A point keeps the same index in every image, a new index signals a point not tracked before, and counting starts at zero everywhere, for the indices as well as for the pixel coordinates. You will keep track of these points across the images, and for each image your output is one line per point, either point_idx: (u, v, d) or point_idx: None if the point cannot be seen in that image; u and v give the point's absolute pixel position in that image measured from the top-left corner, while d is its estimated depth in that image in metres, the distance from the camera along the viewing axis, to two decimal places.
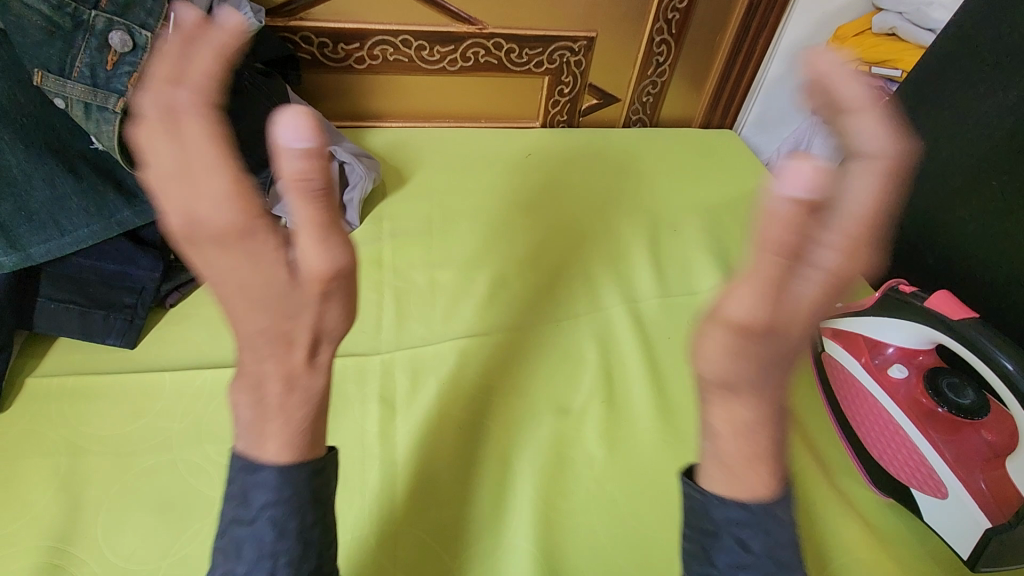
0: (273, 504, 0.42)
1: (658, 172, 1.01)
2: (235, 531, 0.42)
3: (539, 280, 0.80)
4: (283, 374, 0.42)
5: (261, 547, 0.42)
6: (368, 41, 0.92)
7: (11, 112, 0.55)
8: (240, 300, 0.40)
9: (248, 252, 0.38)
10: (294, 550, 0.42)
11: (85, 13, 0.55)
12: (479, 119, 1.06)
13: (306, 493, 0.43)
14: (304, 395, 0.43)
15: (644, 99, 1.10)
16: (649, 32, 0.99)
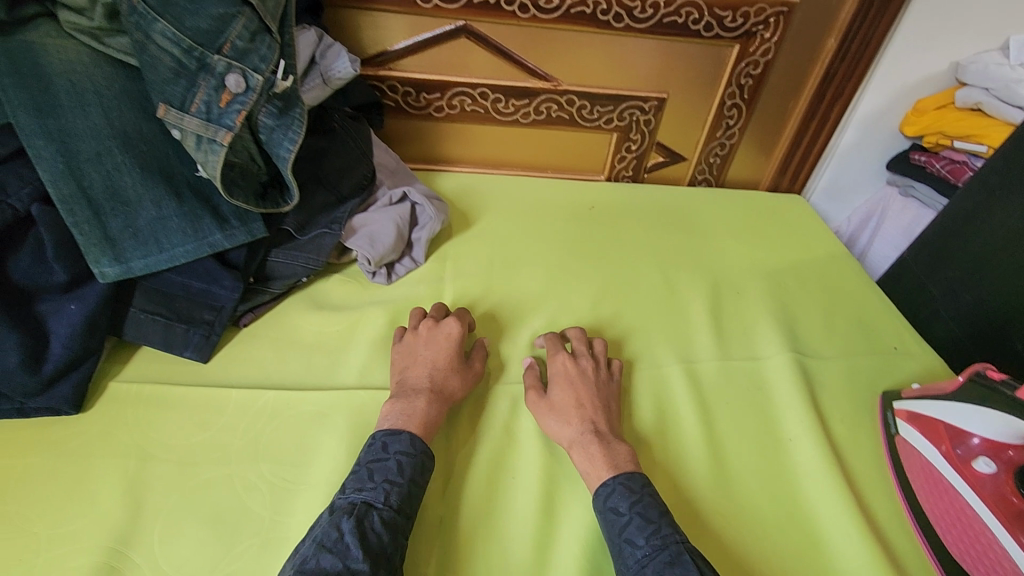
0: (404, 452, 0.57)
1: (723, 234, 1.00)
2: (370, 469, 0.56)
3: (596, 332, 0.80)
4: (429, 397, 0.63)
5: (387, 474, 0.56)
6: (448, 91, 0.97)
7: (133, 139, 0.61)
8: (425, 364, 0.66)
9: (452, 348, 0.68)
10: (405, 486, 0.56)
11: (208, 56, 0.60)
12: (547, 170, 1.09)
13: (426, 453, 0.59)
14: (432, 406, 0.62)
15: (712, 160, 1.10)
16: (719, 96, 1.01)
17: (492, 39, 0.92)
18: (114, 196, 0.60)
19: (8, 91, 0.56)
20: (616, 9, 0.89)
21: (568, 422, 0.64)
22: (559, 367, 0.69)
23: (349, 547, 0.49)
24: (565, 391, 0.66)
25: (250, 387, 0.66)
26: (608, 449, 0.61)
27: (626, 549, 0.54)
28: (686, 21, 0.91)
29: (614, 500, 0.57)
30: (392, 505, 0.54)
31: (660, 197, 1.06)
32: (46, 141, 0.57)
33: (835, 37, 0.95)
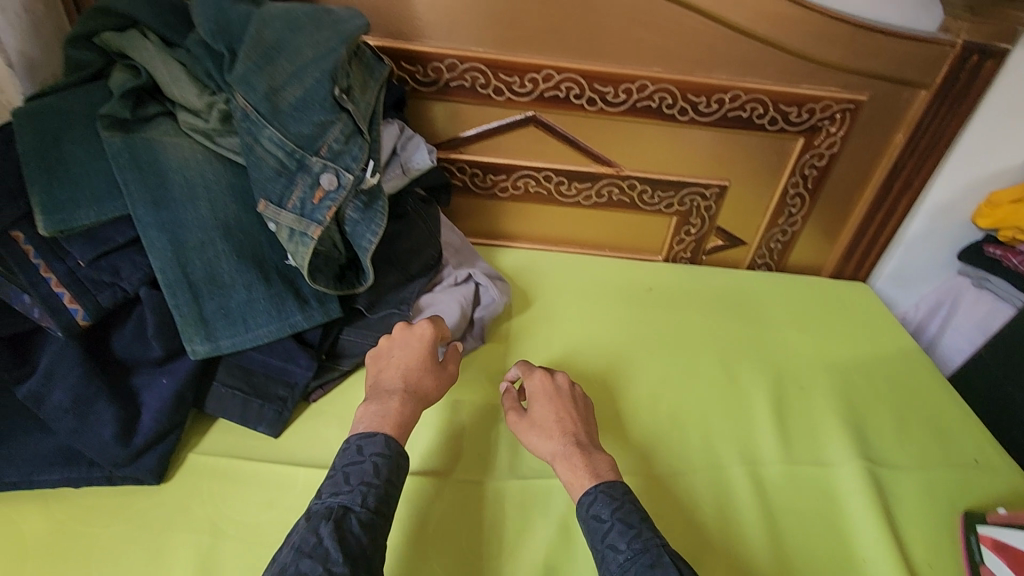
0: (379, 454, 0.60)
1: (784, 324, 0.99)
2: (346, 473, 0.59)
3: (655, 425, 0.79)
4: (405, 396, 0.66)
5: (363, 476, 0.58)
6: (513, 174, 1.01)
7: (233, 229, 0.66)
8: (399, 365, 0.69)
9: (424, 348, 0.70)
10: (381, 487, 0.58)
11: (307, 158, 0.67)
12: (605, 248, 1.11)
13: (399, 453, 0.62)
14: (408, 406, 0.65)
15: (773, 244, 1.09)
16: (783, 185, 1.01)
17: (559, 128, 0.96)
18: (211, 281, 0.65)
19: (132, 187, 0.62)
20: (681, 104, 0.92)
21: (551, 436, 0.68)
22: (536, 382, 0.74)
23: (329, 550, 0.52)
24: (544, 406, 0.71)
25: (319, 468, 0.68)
26: (589, 460, 0.65)
27: (609, 555, 0.58)
28: (751, 115, 0.93)
29: (598, 507, 0.61)
30: (368, 507, 0.56)
31: (721, 282, 1.06)
32: (158, 231, 0.63)
33: (904, 133, 0.95)
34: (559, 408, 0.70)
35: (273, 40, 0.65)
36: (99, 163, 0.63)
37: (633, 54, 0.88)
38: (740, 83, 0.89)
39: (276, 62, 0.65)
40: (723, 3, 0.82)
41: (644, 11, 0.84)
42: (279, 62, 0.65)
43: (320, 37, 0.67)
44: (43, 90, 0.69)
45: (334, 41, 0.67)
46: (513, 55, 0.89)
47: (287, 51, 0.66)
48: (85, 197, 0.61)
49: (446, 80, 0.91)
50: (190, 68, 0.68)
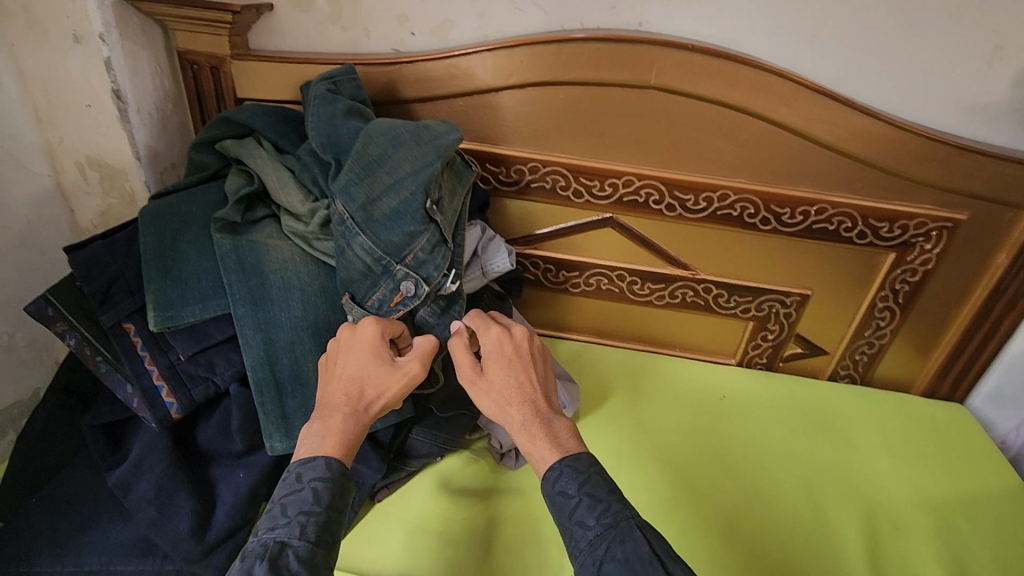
0: (319, 479, 0.55)
1: (873, 449, 0.91)
2: (285, 504, 0.54)
3: (731, 559, 0.73)
4: (348, 408, 0.59)
5: (302, 506, 0.53)
6: (586, 272, 1.02)
7: (321, 329, 0.68)
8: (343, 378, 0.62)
9: (367, 355, 0.63)
10: (324, 514, 0.54)
11: (393, 265, 0.69)
12: (675, 348, 1.08)
13: (344, 475, 0.56)
14: (351, 421, 0.59)
15: (857, 356, 1.03)
16: (871, 297, 0.96)
17: (636, 230, 0.96)
18: (296, 379, 0.67)
19: (235, 286, 0.66)
20: (764, 214, 0.90)
21: (509, 405, 0.63)
22: (494, 341, 0.68)
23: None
24: (503, 369, 0.65)
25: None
26: (548, 427, 0.62)
27: (577, 531, 0.56)
28: (838, 228, 0.90)
29: (565, 482, 0.58)
30: (308, 539, 0.52)
31: (800, 394, 1.00)
32: (250, 328, 0.65)
33: (1007, 254, 0.89)
34: (513, 373, 0.65)
35: (375, 153, 0.70)
36: (209, 261, 0.67)
37: (717, 164, 0.88)
38: (827, 196, 0.87)
39: (375, 174, 0.70)
40: (812, 122, 0.82)
41: (730, 126, 0.85)
42: (378, 174, 0.70)
43: (418, 152, 0.71)
44: (166, 189, 0.76)
45: (430, 156, 0.70)
46: (595, 161, 0.91)
47: (386, 164, 0.70)
48: (191, 293, 0.65)
49: (528, 182, 0.94)
50: (298, 174, 0.73)
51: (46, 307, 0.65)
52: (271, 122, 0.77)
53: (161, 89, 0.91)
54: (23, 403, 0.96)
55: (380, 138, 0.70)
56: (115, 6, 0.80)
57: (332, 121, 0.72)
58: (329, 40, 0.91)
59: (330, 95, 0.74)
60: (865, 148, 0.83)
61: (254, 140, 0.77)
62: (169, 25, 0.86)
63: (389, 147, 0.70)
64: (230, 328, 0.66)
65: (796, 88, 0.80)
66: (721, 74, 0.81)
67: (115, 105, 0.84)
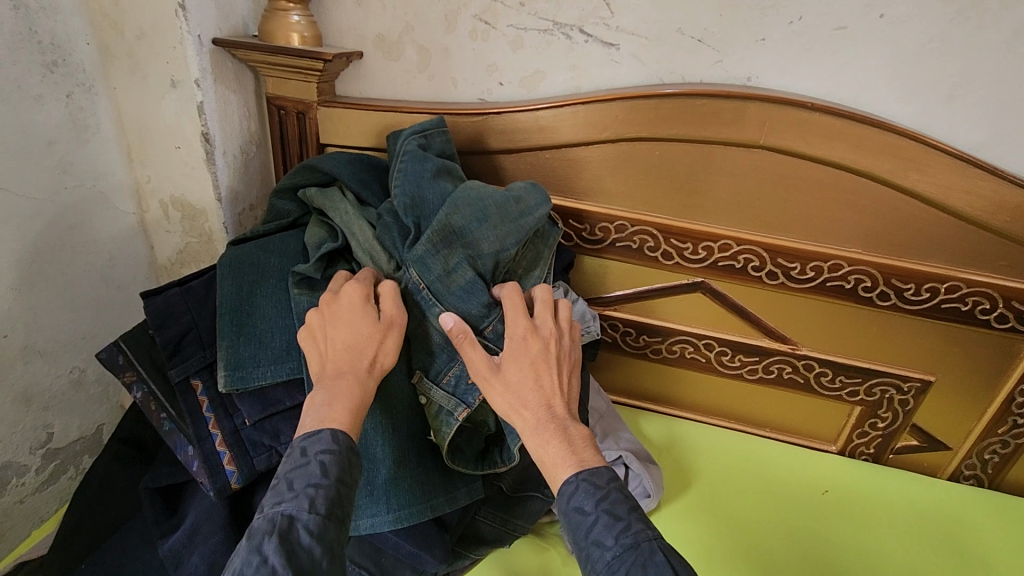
0: (326, 451, 0.52)
1: (1013, 568, 0.77)
2: (290, 478, 0.50)
3: None
4: (352, 376, 0.56)
5: (309, 479, 0.50)
6: (670, 338, 0.93)
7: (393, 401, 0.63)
8: (338, 342, 0.58)
9: (358, 315, 0.59)
10: (333, 487, 0.50)
11: None
12: (765, 427, 0.97)
13: (351, 448, 0.53)
14: (356, 388, 0.56)
15: (987, 455, 0.89)
16: (1009, 390, 0.83)
17: (730, 298, 0.87)
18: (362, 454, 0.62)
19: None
20: (883, 288, 0.80)
21: (523, 409, 0.57)
22: (519, 334, 0.61)
23: (276, 568, 0.44)
24: (522, 369, 0.59)
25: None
26: (564, 437, 0.56)
27: (594, 552, 0.50)
28: (972, 309, 0.79)
29: (581, 497, 0.52)
30: (319, 513, 0.49)
31: (913, 492, 0.88)
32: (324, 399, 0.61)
33: None
34: (529, 372, 0.59)
35: (457, 224, 0.65)
36: (284, 317, 0.64)
37: (830, 232, 0.79)
38: (959, 273, 0.77)
39: (455, 248, 0.65)
40: (950, 191, 0.73)
41: (848, 191, 0.76)
42: (459, 249, 0.65)
43: (502, 231, 0.66)
44: (244, 236, 0.74)
45: (513, 239, 0.66)
46: (690, 222, 0.83)
47: (469, 239, 0.65)
48: (261, 355, 0.61)
49: (613, 240, 0.88)
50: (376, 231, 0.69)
51: (118, 356, 0.63)
52: (354, 174, 0.74)
53: (246, 133, 0.90)
54: (86, 439, 0.95)
55: (465, 209, 0.65)
56: (211, 52, 0.80)
57: (417, 184, 0.68)
58: (414, 88, 0.89)
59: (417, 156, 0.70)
60: (1011, 221, 0.72)
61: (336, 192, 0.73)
62: (260, 70, 0.86)
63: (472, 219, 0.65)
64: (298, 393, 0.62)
65: (932, 152, 0.71)
66: (842, 135, 0.73)
67: (202, 147, 0.83)
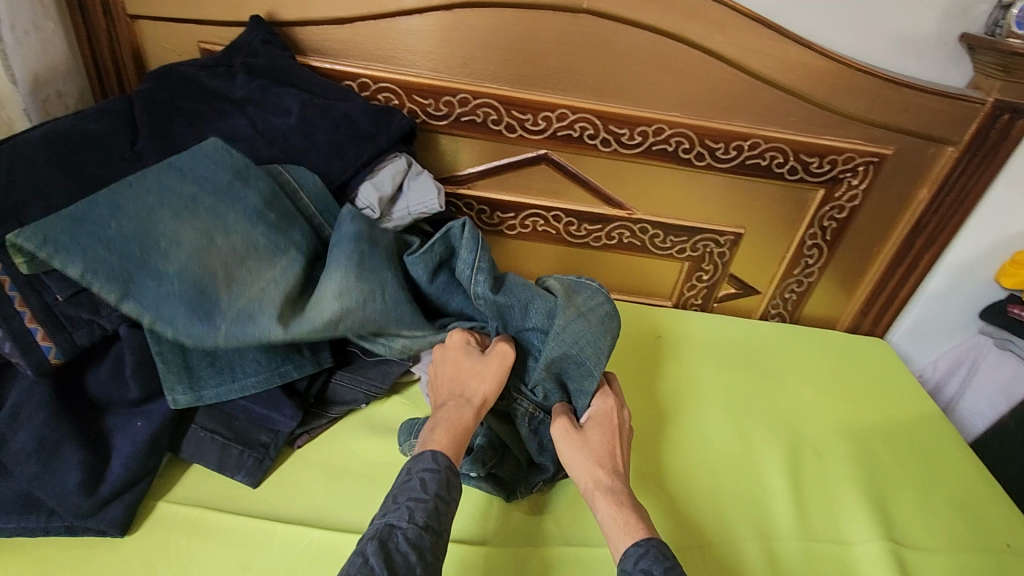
0: (428, 469, 0.56)
1: (796, 377, 0.94)
2: (396, 494, 0.55)
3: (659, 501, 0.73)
4: (454, 404, 0.63)
5: (410, 493, 0.54)
6: (522, 212, 0.98)
7: None
8: (450, 377, 0.66)
9: (466, 358, 0.68)
10: (430, 502, 0.54)
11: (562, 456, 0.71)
12: (612, 291, 1.07)
13: (450, 469, 0.57)
14: (462, 415, 0.62)
15: (787, 295, 1.05)
16: (800, 235, 0.97)
17: (570, 167, 0.93)
18: None
19: None
20: (699, 149, 0.89)
21: (599, 465, 0.62)
22: (601, 408, 0.67)
23: (374, 569, 0.47)
24: (602, 435, 0.65)
25: (292, 536, 0.61)
26: (634, 504, 0.59)
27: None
28: (770, 163, 0.90)
29: (648, 562, 0.53)
30: (417, 523, 0.52)
31: (729, 330, 1.02)
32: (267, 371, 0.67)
33: (929, 188, 0.92)
34: (612, 440, 0.65)
35: (568, 355, 0.68)
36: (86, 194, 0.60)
37: (651, 97, 0.85)
38: (759, 130, 0.87)
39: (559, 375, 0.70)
40: (747, 51, 0.81)
41: (664, 56, 0.82)
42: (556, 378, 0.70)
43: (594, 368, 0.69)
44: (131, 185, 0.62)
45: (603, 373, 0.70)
46: (528, 92, 0.86)
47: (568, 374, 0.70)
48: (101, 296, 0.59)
49: (457, 115, 0.88)
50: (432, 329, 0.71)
51: None
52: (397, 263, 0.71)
53: (38, 4, 0.77)
54: None
55: (562, 343, 0.68)
56: None
57: (507, 315, 0.72)
58: None
59: (492, 285, 0.72)
60: (798, 80, 0.82)
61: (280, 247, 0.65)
62: None
63: (575, 354, 0.69)
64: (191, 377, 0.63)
65: (731, 13, 0.78)
66: None
67: None
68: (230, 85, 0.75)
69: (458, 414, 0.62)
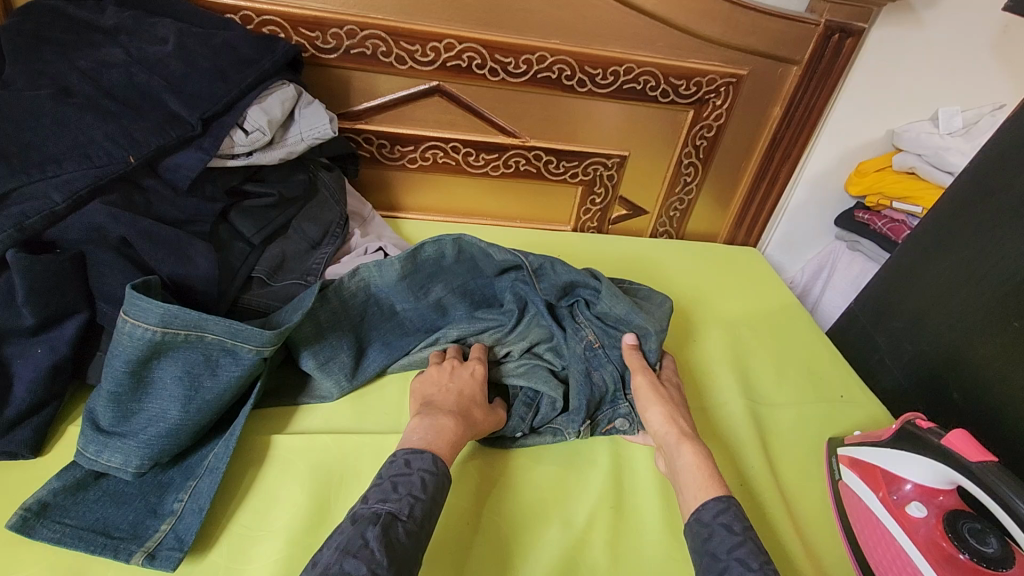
0: (428, 470, 0.58)
1: (678, 279, 1.06)
2: (396, 485, 0.56)
3: None
4: (453, 414, 0.67)
5: (411, 488, 0.56)
6: (421, 145, 1.02)
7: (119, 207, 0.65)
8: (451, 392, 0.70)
9: (474, 382, 0.73)
10: (427, 501, 0.56)
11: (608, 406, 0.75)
12: (515, 220, 1.15)
13: (449, 474, 0.60)
14: (461, 428, 0.65)
15: (672, 213, 1.17)
16: (677, 155, 1.07)
17: (462, 97, 0.97)
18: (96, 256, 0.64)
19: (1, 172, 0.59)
20: (579, 75, 0.95)
21: (676, 414, 0.70)
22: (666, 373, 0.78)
23: (375, 552, 0.49)
24: (671, 392, 0.74)
25: (210, 443, 0.66)
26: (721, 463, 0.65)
27: (736, 568, 0.52)
28: (644, 87, 0.98)
29: (727, 517, 0.56)
30: (415, 517, 0.54)
31: (622, 247, 1.11)
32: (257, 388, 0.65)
33: (781, 106, 1.04)
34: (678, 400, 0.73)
35: (617, 312, 0.79)
36: None
37: (532, 26, 0.91)
38: (632, 55, 0.94)
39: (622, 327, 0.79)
40: None
41: None
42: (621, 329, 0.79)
43: (658, 318, 0.81)
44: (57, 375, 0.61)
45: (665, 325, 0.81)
46: (414, 23, 0.89)
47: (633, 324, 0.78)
48: (65, 525, 0.56)
49: (346, 48, 0.90)
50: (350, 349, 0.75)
51: None
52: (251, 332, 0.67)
53: None
54: None
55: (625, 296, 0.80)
56: None
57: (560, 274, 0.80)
58: None
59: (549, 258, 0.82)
60: (659, 5, 0.90)
61: (171, 375, 0.60)
62: None
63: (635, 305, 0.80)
64: (190, 469, 0.63)
65: None
66: None
67: None
68: (99, 14, 0.73)
69: (454, 423, 0.65)
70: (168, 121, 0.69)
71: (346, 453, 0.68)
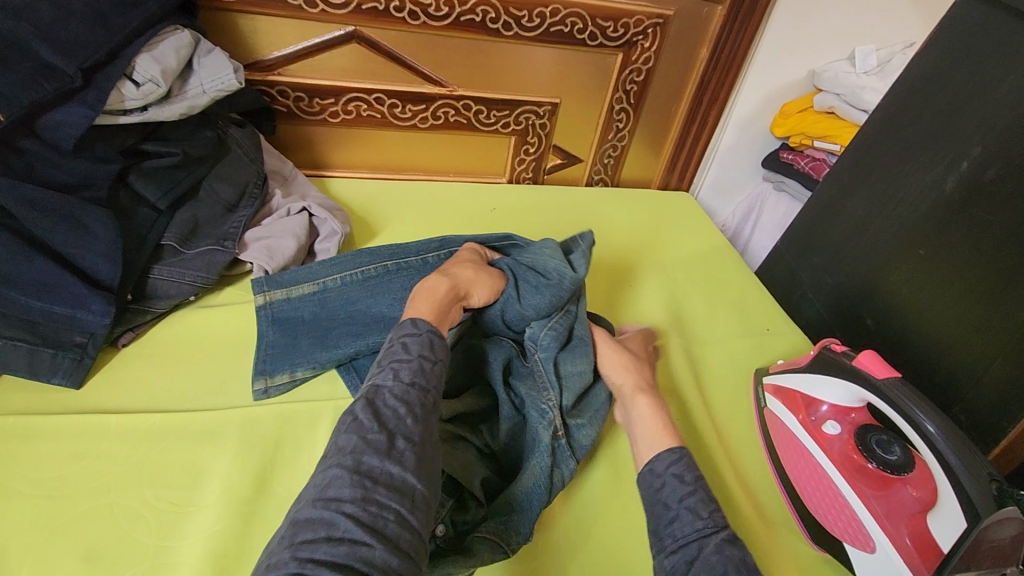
0: (409, 334, 0.57)
1: (612, 225, 1.06)
2: (382, 362, 0.55)
3: None
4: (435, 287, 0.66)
5: (393, 357, 0.55)
6: (343, 97, 0.96)
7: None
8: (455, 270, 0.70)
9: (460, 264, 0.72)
10: (415, 360, 0.54)
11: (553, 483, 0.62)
12: (448, 174, 1.12)
13: (431, 332, 0.58)
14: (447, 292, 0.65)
15: (605, 160, 1.18)
16: (608, 100, 1.06)
17: (381, 43, 0.91)
18: None
19: None
20: (505, 18, 0.91)
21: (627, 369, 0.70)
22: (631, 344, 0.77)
23: (363, 422, 0.48)
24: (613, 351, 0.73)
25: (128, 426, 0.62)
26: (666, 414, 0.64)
27: (687, 516, 0.51)
28: (572, 30, 0.95)
29: (680, 468, 0.56)
30: (403, 380, 0.52)
31: (557, 198, 1.10)
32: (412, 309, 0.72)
33: (707, 47, 1.04)
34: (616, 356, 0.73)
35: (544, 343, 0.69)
36: None
37: None
38: None
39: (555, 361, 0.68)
40: None
41: None
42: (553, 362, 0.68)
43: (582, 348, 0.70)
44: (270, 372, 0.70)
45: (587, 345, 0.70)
46: None
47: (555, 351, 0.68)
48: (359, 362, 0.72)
49: None
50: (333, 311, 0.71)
51: None
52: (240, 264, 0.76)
53: None
54: None
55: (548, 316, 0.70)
56: None
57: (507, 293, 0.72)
58: None
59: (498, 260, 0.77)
60: None
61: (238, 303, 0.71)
62: None
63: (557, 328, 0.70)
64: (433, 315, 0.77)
65: None
66: None
67: None
68: None
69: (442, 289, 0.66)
70: (40, 72, 0.61)
71: (282, 420, 0.66)
